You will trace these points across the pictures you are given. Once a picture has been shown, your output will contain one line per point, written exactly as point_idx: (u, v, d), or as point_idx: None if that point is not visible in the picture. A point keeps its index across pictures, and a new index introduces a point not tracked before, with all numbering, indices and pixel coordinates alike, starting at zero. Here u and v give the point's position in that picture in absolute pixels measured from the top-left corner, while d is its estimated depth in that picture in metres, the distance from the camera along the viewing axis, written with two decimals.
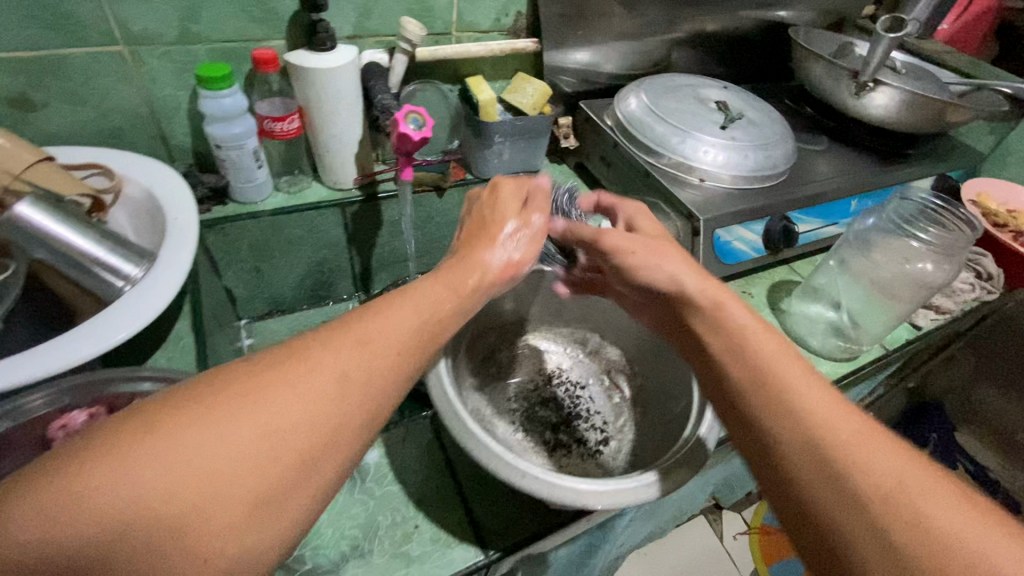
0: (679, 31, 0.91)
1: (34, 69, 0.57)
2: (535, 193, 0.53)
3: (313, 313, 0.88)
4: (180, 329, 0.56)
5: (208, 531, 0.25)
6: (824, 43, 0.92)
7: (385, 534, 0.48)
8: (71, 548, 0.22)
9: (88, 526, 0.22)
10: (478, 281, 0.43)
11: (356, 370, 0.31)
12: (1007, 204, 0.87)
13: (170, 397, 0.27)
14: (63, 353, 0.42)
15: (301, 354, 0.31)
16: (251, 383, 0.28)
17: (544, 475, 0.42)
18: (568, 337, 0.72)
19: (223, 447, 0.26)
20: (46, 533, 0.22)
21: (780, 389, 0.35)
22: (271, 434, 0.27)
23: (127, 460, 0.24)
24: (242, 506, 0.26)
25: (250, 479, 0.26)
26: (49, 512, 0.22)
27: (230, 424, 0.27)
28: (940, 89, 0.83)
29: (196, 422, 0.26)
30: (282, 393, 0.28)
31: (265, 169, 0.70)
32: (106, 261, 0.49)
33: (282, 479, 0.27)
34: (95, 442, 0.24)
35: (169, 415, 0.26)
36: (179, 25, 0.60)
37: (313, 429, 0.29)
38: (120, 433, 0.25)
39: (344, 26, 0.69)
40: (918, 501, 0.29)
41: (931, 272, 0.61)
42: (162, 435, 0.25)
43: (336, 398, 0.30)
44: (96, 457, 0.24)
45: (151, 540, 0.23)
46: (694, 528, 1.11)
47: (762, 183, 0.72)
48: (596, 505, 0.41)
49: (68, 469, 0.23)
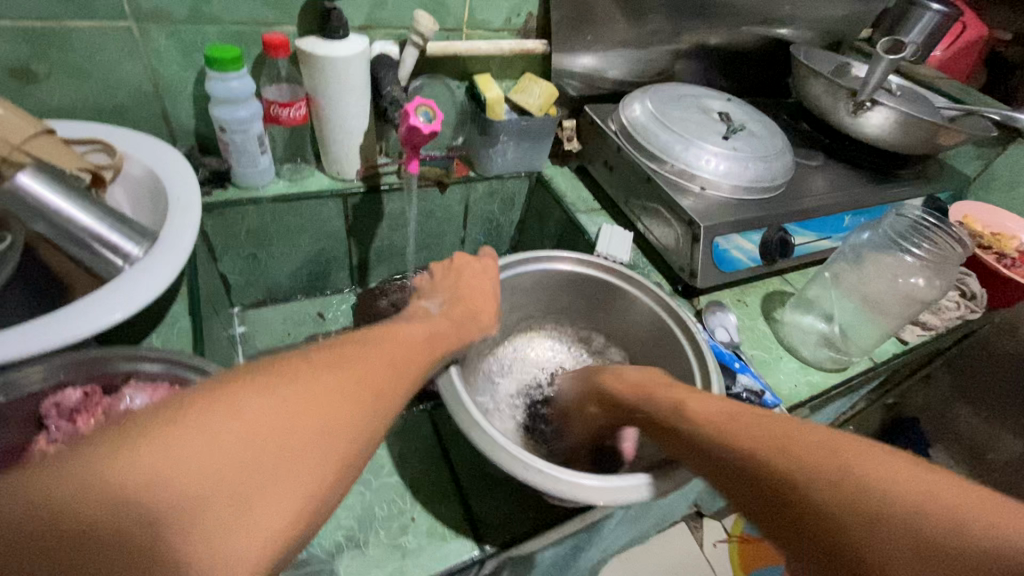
0: (684, 42, 0.92)
1: (38, 39, 0.56)
2: (488, 264, 0.62)
3: (310, 303, 0.88)
4: (177, 311, 0.54)
5: (273, 511, 0.25)
6: (822, 62, 0.94)
7: (381, 525, 0.50)
8: (150, 510, 0.22)
9: (171, 489, 0.23)
10: (450, 329, 0.49)
11: (382, 379, 0.34)
12: (992, 227, 0.89)
13: (235, 375, 0.28)
14: (58, 330, 0.41)
15: (340, 356, 0.33)
16: (314, 380, 0.30)
17: (553, 470, 0.45)
18: (571, 335, 0.77)
19: (289, 425, 0.27)
20: (137, 485, 0.22)
21: (746, 427, 0.39)
22: (328, 430, 0.29)
23: (209, 425, 0.25)
24: (301, 487, 0.26)
25: (308, 470, 0.27)
26: (140, 466, 0.22)
27: (297, 413, 0.28)
28: (932, 112, 0.85)
29: (270, 405, 0.27)
30: (338, 396, 0.30)
31: (268, 155, 0.70)
32: (107, 239, 0.48)
33: (331, 478, 0.28)
34: (180, 410, 0.25)
35: (238, 390, 0.27)
36: (190, 4, 0.60)
37: (358, 434, 0.30)
38: (204, 406, 0.26)
39: (357, 16, 0.69)
40: (908, 481, 0.31)
41: (923, 288, 0.63)
42: (238, 405, 0.26)
43: (372, 399, 0.32)
44: (183, 425, 0.24)
45: (221, 515, 0.24)
46: (675, 534, 1.11)
47: (760, 194, 0.73)
48: (602, 501, 0.44)
49: (157, 432, 0.24)
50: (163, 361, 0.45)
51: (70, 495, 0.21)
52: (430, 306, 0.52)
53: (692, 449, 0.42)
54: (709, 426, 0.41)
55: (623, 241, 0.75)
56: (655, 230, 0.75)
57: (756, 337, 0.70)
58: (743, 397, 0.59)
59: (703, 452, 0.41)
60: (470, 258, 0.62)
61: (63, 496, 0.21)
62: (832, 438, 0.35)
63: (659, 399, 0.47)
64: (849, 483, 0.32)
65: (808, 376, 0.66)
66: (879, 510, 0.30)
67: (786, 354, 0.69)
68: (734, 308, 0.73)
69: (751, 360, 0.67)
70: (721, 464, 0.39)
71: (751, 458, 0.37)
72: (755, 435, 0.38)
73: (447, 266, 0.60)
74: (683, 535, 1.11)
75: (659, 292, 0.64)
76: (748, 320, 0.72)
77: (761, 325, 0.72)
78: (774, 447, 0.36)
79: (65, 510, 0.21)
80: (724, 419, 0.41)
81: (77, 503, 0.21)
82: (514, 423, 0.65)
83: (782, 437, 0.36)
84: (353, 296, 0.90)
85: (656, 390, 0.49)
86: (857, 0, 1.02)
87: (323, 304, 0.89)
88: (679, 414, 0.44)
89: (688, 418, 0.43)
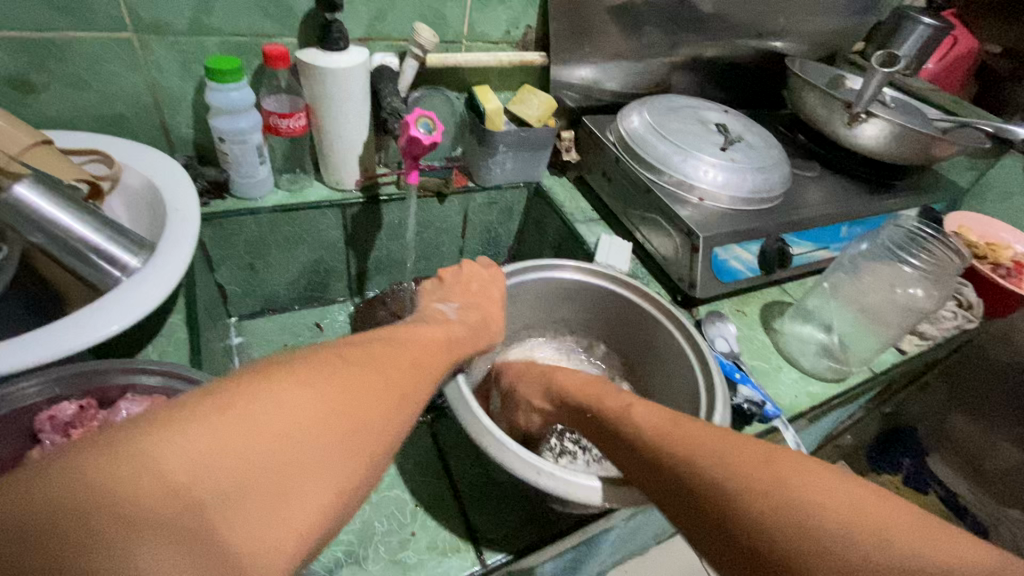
0: (680, 55, 0.93)
1: (37, 51, 0.56)
2: (489, 274, 0.61)
3: (307, 314, 0.88)
4: (174, 323, 0.54)
5: (303, 509, 0.25)
6: (816, 74, 0.95)
7: (381, 540, 0.50)
8: (197, 497, 0.23)
9: (210, 477, 0.23)
10: (460, 337, 0.48)
11: (404, 380, 0.35)
12: (987, 237, 0.90)
13: (268, 368, 0.29)
14: (51, 343, 0.40)
15: (363, 354, 0.34)
16: (345, 377, 0.31)
17: (557, 472, 0.44)
18: (571, 343, 0.77)
19: (322, 421, 0.28)
20: (181, 473, 0.23)
21: (679, 434, 0.39)
22: (360, 428, 0.29)
23: (249, 415, 0.25)
24: (328, 484, 0.27)
25: (340, 464, 0.28)
26: (185, 454, 0.23)
27: (333, 408, 0.28)
28: (926, 124, 0.86)
29: (309, 400, 0.28)
30: (369, 395, 0.31)
31: (267, 165, 0.70)
32: (105, 249, 0.47)
33: (358, 477, 0.29)
34: (224, 399, 0.26)
35: (272, 382, 0.28)
36: (191, 16, 0.60)
37: (383, 433, 0.31)
38: (244, 396, 0.26)
39: (357, 28, 0.69)
40: (806, 481, 0.32)
41: (921, 298, 0.64)
42: (273, 396, 0.27)
43: (395, 398, 0.33)
44: (229, 414, 0.25)
45: (261, 504, 0.24)
46: (674, 546, 1.09)
47: (759, 205, 0.74)
48: (612, 504, 0.43)
49: (203, 419, 0.24)
50: (160, 373, 0.44)
51: (121, 478, 0.22)
52: (447, 309, 0.52)
53: (631, 456, 0.42)
54: (652, 431, 0.41)
55: (623, 251, 0.76)
56: (654, 240, 0.76)
57: (755, 348, 0.70)
58: (744, 408, 0.59)
59: (642, 457, 0.40)
60: (479, 266, 0.61)
61: (116, 480, 0.21)
62: (747, 444, 0.36)
63: (608, 404, 0.48)
64: (763, 487, 0.32)
65: (808, 387, 0.66)
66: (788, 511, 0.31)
67: (786, 364, 0.69)
68: (733, 317, 0.73)
69: (751, 371, 0.66)
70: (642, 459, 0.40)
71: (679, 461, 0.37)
72: (684, 441, 0.38)
73: (458, 274, 0.60)
74: (682, 547, 1.09)
75: (662, 300, 0.64)
76: (748, 330, 0.72)
77: (760, 334, 0.72)
78: (704, 450, 0.36)
79: (118, 493, 0.21)
80: (660, 423, 0.41)
81: (129, 488, 0.21)
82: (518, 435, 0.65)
83: (707, 443, 0.37)
84: (351, 306, 0.90)
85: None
86: (850, 14, 1.03)
87: (320, 314, 0.88)
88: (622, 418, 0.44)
89: (631, 421, 0.43)
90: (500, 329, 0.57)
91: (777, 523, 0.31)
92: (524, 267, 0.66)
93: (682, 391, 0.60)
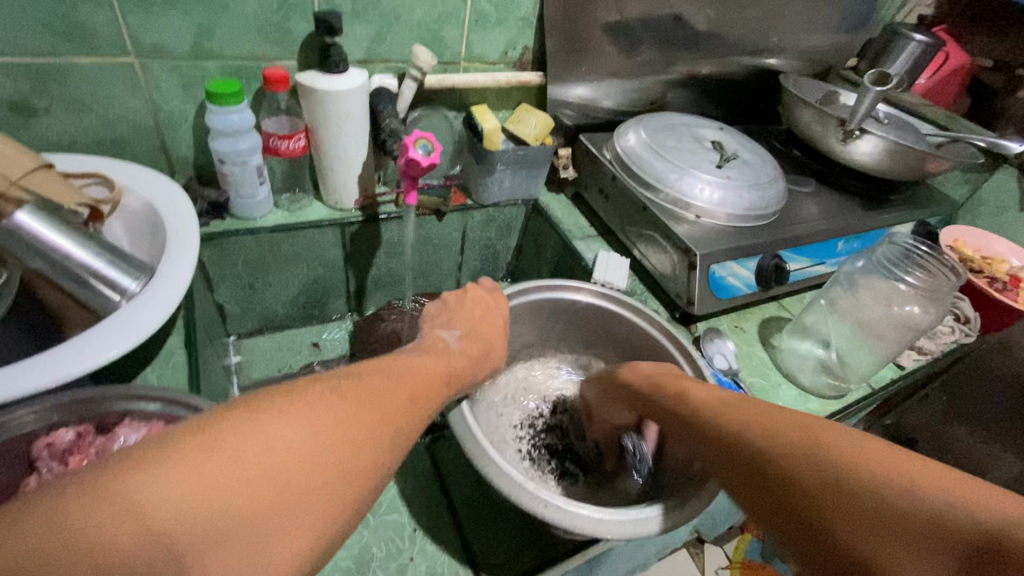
0: (675, 72, 0.94)
1: (39, 76, 0.57)
2: (487, 292, 0.62)
3: (305, 332, 0.88)
4: (173, 345, 0.54)
5: (279, 553, 0.25)
6: (810, 90, 0.96)
7: (380, 564, 0.49)
8: (175, 540, 0.22)
9: (193, 518, 0.23)
10: (458, 360, 0.48)
11: (397, 413, 0.34)
12: (982, 250, 0.91)
13: (260, 401, 0.29)
14: (50, 370, 0.40)
15: (356, 386, 0.34)
16: (337, 415, 0.30)
17: (562, 503, 0.44)
18: (572, 361, 0.77)
19: (308, 458, 0.28)
20: (164, 514, 0.22)
21: (740, 411, 0.41)
22: (345, 469, 0.29)
23: (235, 453, 0.25)
24: (308, 525, 0.27)
25: (321, 507, 0.27)
26: (170, 493, 0.23)
27: (321, 446, 0.28)
28: (919, 140, 0.87)
29: (299, 437, 0.28)
30: (359, 432, 0.31)
31: (267, 186, 0.70)
32: (105, 274, 0.48)
33: (340, 518, 0.28)
34: (212, 437, 0.26)
35: (262, 418, 0.28)
36: (192, 40, 0.61)
37: (370, 474, 0.31)
38: (234, 431, 0.26)
39: (356, 50, 0.70)
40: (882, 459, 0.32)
41: (919, 315, 0.63)
42: (261, 432, 0.27)
43: (386, 433, 0.32)
44: (216, 453, 0.25)
45: (237, 549, 0.24)
46: (675, 563, 1.06)
47: (755, 222, 0.74)
48: (613, 535, 0.43)
49: (190, 457, 0.24)
50: (159, 399, 0.44)
51: (103, 521, 0.21)
52: (450, 337, 0.52)
53: (693, 431, 0.45)
54: (729, 415, 0.41)
55: (620, 268, 0.76)
56: (651, 257, 0.76)
57: (755, 365, 0.70)
58: None
59: (714, 442, 0.41)
60: (482, 291, 0.62)
61: (95, 522, 0.21)
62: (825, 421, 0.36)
63: (671, 393, 0.50)
64: (827, 452, 0.33)
65: (807, 403, 0.67)
66: (851, 480, 0.31)
67: (784, 381, 0.69)
68: (731, 334, 0.73)
69: (750, 388, 0.67)
70: (705, 433, 0.43)
71: (750, 434, 0.38)
72: (752, 420, 0.39)
73: (461, 296, 0.60)
74: (684, 563, 1.06)
75: (660, 319, 0.64)
76: (746, 346, 0.73)
77: (758, 351, 0.72)
78: (772, 428, 0.37)
79: (94, 536, 0.21)
80: (734, 410, 0.42)
81: (107, 530, 0.21)
82: (521, 454, 0.65)
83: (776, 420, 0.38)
84: (350, 323, 0.90)
85: (669, 383, 0.51)
86: (842, 30, 1.05)
87: (318, 333, 0.88)
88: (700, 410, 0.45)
89: (697, 410, 0.45)
90: (502, 350, 0.57)
91: (841, 477, 0.31)
92: (523, 286, 0.67)
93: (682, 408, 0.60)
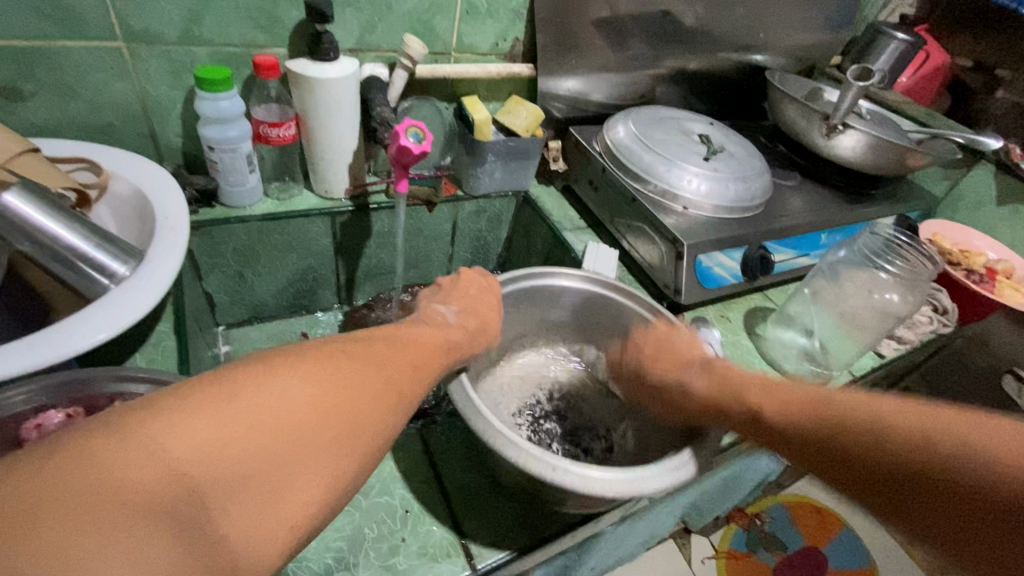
0: (664, 67, 0.95)
1: (26, 59, 0.56)
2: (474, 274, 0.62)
3: (296, 322, 0.87)
4: (163, 331, 0.54)
5: (297, 500, 0.26)
6: (795, 87, 0.98)
7: (371, 546, 0.50)
8: (195, 485, 0.23)
9: (211, 464, 0.23)
10: (460, 340, 0.49)
11: (402, 375, 0.35)
12: (960, 244, 0.93)
13: (268, 357, 0.29)
14: (39, 352, 0.40)
15: (360, 349, 0.34)
16: (346, 374, 0.31)
17: (571, 468, 0.45)
18: (563, 349, 0.78)
19: (320, 409, 0.28)
20: (182, 459, 0.23)
21: (839, 412, 0.36)
22: (357, 424, 0.29)
23: (249, 402, 0.26)
24: (322, 476, 0.27)
25: (336, 459, 0.28)
26: (186, 438, 0.23)
27: (331, 401, 0.29)
28: (900, 135, 0.89)
29: (310, 391, 0.28)
30: (368, 390, 0.31)
31: (257, 174, 0.70)
32: (94, 257, 0.48)
33: (353, 472, 0.29)
34: (227, 389, 0.26)
35: (270, 372, 0.28)
36: (181, 26, 0.60)
37: (382, 430, 0.31)
38: (246, 384, 0.27)
39: (347, 40, 0.70)
40: None
41: (897, 303, 0.66)
42: (272, 383, 0.27)
43: (392, 394, 0.33)
44: (230, 404, 0.25)
45: (258, 494, 0.24)
46: (662, 553, 1.07)
47: (741, 213, 0.75)
48: (620, 493, 0.44)
49: (206, 408, 0.25)
50: (151, 382, 0.44)
51: (123, 462, 0.22)
52: (446, 312, 0.52)
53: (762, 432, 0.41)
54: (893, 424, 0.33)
55: (609, 258, 0.77)
56: (640, 248, 0.77)
57: (740, 353, 0.72)
58: None
59: (833, 456, 0.35)
60: (475, 274, 0.61)
61: (114, 464, 0.22)
62: (974, 426, 0.31)
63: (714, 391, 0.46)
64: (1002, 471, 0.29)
65: None
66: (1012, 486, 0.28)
67: (768, 368, 0.70)
68: (717, 323, 0.75)
69: None
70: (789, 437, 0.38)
71: (906, 455, 0.32)
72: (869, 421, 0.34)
73: (453, 280, 0.59)
74: (671, 553, 1.07)
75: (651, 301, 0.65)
76: (731, 336, 0.74)
77: (744, 340, 0.74)
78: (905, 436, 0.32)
79: (117, 479, 0.21)
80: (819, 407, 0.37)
81: (128, 473, 0.22)
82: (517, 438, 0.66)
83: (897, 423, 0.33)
84: (340, 314, 0.90)
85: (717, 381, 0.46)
86: (827, 29, 1.07)
87: (309, 323, 0.88)
88: (823, 412, 0.37)
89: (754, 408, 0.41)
90: (494, 328, 0.57)
91: None
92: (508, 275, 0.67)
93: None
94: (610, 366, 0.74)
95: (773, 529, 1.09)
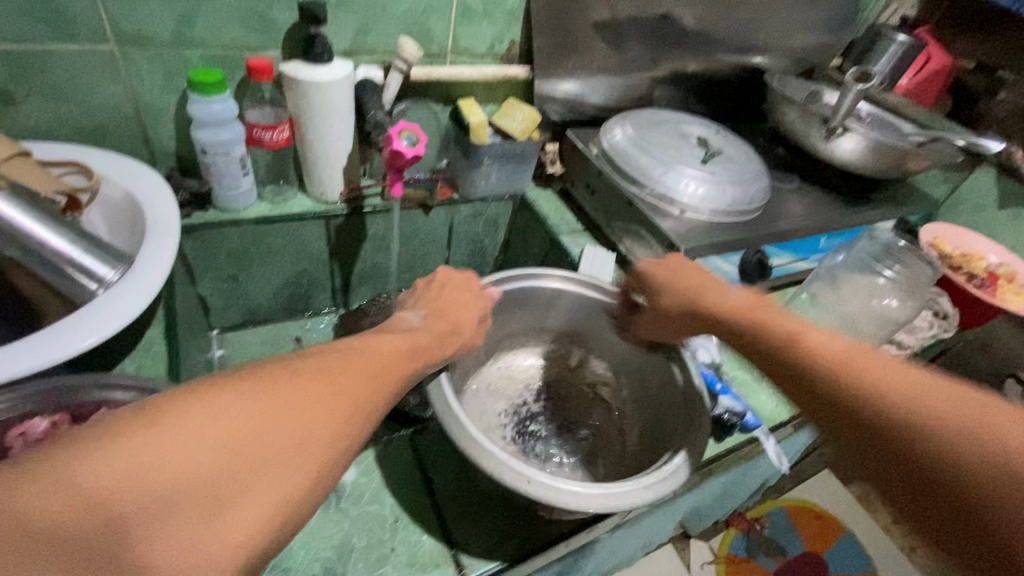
0: (662, 69, 0.94)
1: (17, 63, 0.56)
2: (460, 276, 0.60)
3: (291, 325, 0.87)
4: (153, 336, 0.53)
5: (237, 526, 0.25)
6: (795, 89, 0.97)
7: (360, 555, 0.50)
8: (115, 515, 0.22)
9: (136, 493, 0.22)
10: (441, 346, 0.48)
11: (362, 388, 0.33)
12: (961, 248, 0.92)
13: (209, 380, 0.28)
14: (24, 359, 0.40)
15: (314, 363, 0.33)
16: (289, 391, 0.29)
17: (541, 479, 0.44)
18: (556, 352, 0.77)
19: (260, 432, 0.27)
20: (102, 491, 0.22)
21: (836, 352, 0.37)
22: (305, 446, 0.28)
23: (179, 428, 0.25)
24: (267, 499, 0.26)
25: (280, 482, 0.27)
26: (107, 469, 0.22)
27: (271, 420, 0.27)
28: (900, 138, 0.88)
29: (250, 413, 0.27)
30: (319, 407, 0.30)
31: (251, 176, 0.69)
32: (82, 263, 0.47)
33: (303, 492, 0.27)
34: (157, 414, 0.25)
35: (207, 396, 0.27)
36: (173, 28, 0.60)
37: (337, 447, 0.30)
38: (180, 409, 0.25)
39: (341, 41, 0.70)
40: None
41: (896, 307, 0.66)
42: (207, 407, 0.26)
43: (347, 410, 0.31)
44: (158, 429, 0.24)
45: (190, 522, 0.23)
46: (661, 558, 1.06)
47: (739, 217, 0.75)
48: (596, 508, 0.44)
49: (127, 436, 0.23)
50: (135, 389, 0.43)
51: (37, 494, 0.21)
52: (412, 318, 0.51)
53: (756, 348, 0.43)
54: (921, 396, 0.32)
55: (606, 262, 0.76)
56: (637, 252, 0.76)
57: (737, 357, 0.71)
58: (724, 419, 0.59)
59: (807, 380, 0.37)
60: (457, 274, 0.60)
61: (27, 497, 0.20)
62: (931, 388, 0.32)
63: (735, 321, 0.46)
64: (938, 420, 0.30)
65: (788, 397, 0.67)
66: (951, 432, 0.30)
67: None
68: None
69: (732, 380, 0.67)
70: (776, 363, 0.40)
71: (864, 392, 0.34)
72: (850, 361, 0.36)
73: (435, 280, 0.59)
74: (669, 558, 1.06)
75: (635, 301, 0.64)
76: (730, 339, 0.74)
77: None
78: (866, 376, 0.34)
79: (28, 512, 0.20)
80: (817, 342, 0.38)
81: (42, 505, 0.20)
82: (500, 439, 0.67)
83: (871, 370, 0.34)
84: (335, 317, 0.90)
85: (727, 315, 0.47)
86: (827, 30, 1.06)
87: (303, 327, 0.87)
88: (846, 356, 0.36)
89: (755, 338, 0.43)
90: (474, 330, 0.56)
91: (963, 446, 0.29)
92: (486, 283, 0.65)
93: (669, 407, 0.61)
94: (601, 371, 0.74)
95: (772, 534, 1.08)
